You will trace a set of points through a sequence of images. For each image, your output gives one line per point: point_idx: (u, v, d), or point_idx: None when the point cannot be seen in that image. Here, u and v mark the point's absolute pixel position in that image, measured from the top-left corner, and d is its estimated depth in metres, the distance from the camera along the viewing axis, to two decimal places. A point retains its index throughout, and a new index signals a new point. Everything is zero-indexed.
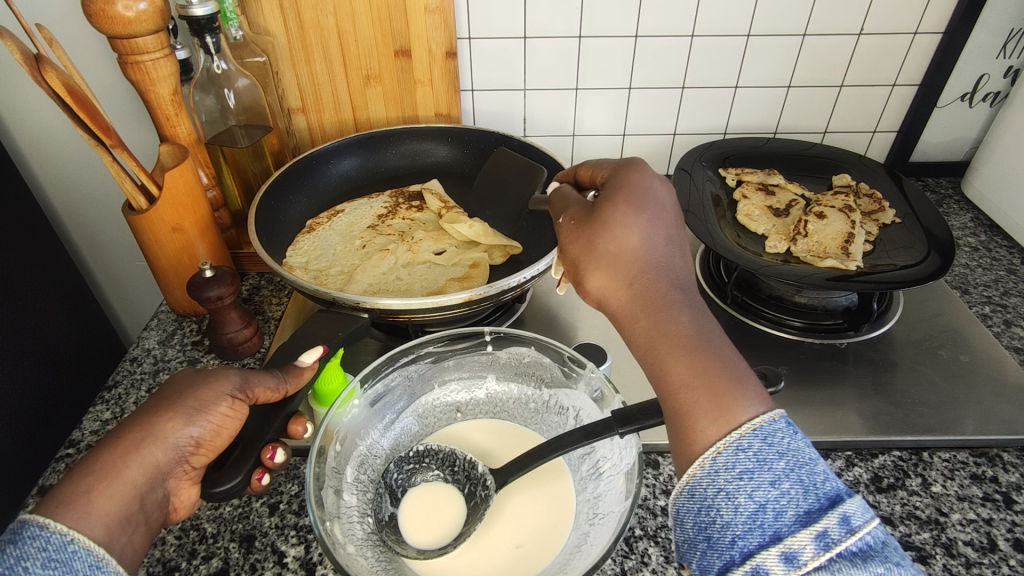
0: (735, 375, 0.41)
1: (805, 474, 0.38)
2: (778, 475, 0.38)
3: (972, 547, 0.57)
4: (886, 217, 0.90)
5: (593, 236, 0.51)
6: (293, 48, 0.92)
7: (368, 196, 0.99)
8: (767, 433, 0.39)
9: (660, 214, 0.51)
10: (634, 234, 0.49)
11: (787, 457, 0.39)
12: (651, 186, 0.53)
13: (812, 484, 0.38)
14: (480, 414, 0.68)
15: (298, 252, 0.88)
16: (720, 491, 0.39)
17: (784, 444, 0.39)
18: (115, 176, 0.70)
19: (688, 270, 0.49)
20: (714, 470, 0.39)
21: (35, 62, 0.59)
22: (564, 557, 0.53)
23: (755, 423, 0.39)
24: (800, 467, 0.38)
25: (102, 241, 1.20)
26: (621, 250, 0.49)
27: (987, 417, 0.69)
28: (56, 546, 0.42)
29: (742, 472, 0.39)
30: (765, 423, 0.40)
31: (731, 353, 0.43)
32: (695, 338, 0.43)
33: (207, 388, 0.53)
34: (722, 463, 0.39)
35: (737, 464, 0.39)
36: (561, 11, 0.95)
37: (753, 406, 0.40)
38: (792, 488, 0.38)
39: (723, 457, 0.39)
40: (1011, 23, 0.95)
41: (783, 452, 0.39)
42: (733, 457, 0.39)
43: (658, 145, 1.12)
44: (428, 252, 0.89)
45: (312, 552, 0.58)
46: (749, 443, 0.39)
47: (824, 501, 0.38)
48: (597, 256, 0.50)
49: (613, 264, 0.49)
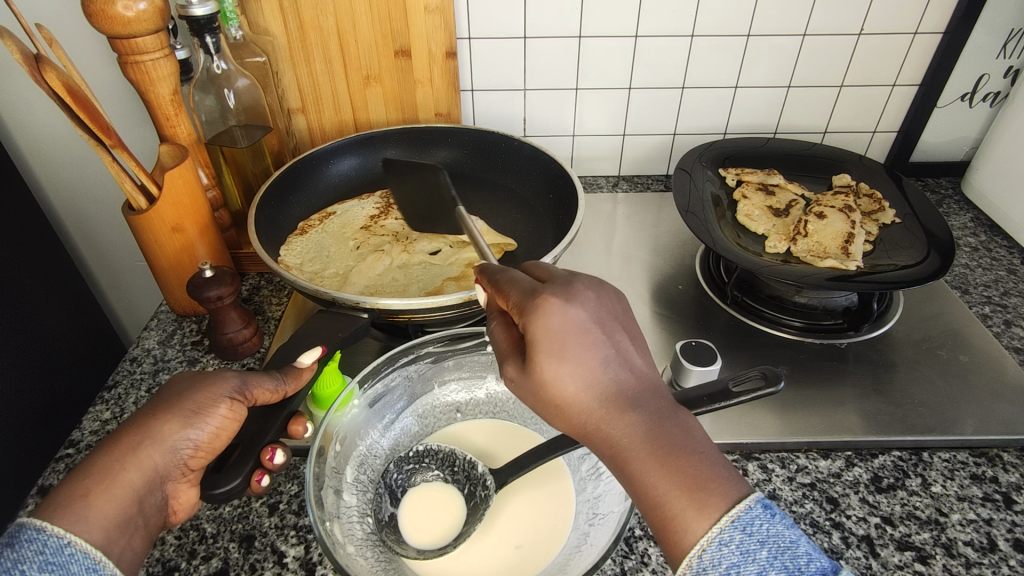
0: (707, 475, 0.40)
1: (788, 558, 0.38)
2: (763, 564, 0.38)
3: (972, 547, 0.57)
4: (886, 217, 0.90)
5: (535, 390, 0.46)
6: (293, 48, 0.92)
7: (359, 197, 0.99)
8: (746, 522, 0.38)
9: (581, 341, 0.45)
10: (570, 380, 0.44)
11: (769, 545, 0.38)
12: (554, 314, 0.45)
13: (798, 568, 0.38)
14: (480, 414, 0.68)
15: (292, 252, 0.88)
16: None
17: (764, 530, 0.38)
18: (115, 176, 0.70)
19: (639, 373, 0.46)
20: (702, 567, 0.38)
21: (35, 62, 0.59)
22: (564, 557, 0.53)
23: (732, 513, 0.38)
24: (783, 552, 0.38)
25: (102, 241, 1.20)
26: (564, 399, 0.45)
27: (988, 417, 0.69)
28: (52, 549, 0.42)
29: (728, 566, 0.38)
30: (742, 512, 0.39)
31: (693, 452, 0.41)
32: (653, 449, 0.41)
33: (205, 391, 0.53)
34: (707, 561, 0.38)
35: (722, 559, 0.38)
36: (561, 11, 0.95)
37: (727, 496, 0.39)
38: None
39: (708, 554, 0.38)
40: (1012, 23, 0.95)
41: (765, 540, 0.38)
42: (718, 553, 0.38)
43: (658, 145, 1.12)
44: (423, 253, 0.90)
45: (312, 552, 0.58)
46: (730, 536, 0.38)
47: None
48: (550, 409, 0.46)
49: (567, 410, 0.45)
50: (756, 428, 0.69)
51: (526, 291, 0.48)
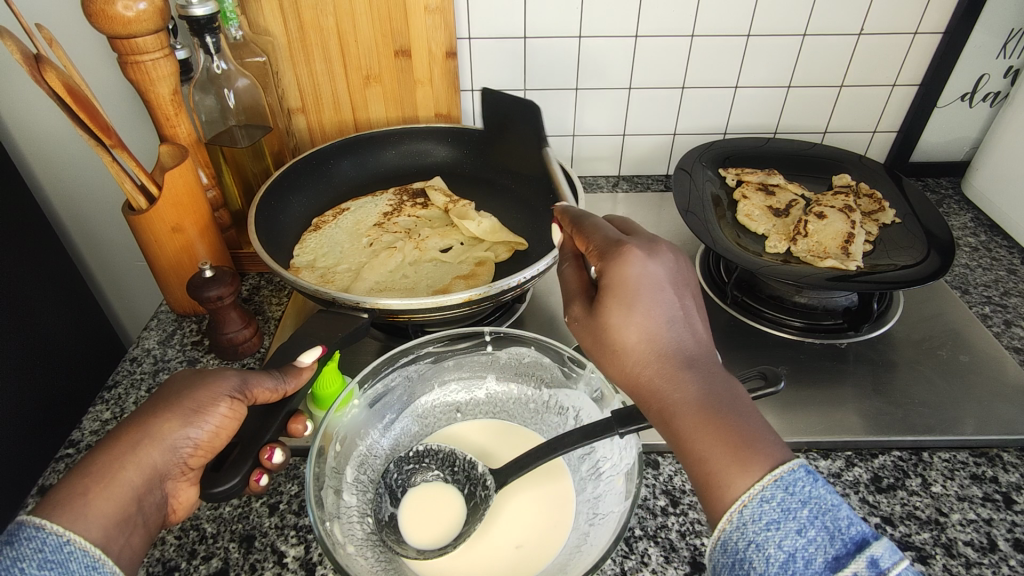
0: (754, 434, 0.41)
1: (829, 520, 0.38)
2: (803, 523, 0.38)
3: (972, 547, 0.57)
4: (886, 217, 0.90)
5: (599, 330, 0.49)
6: (293, 48, 0.92)
7: (373, 194, 1.00)
8: (788, 483, 0.39)
9: (654, 294, 0.48)
10: (637, 327, 0.48)
11: (810, 505, 0.38)
12: (635, 265, 0.49)
13: (837, 529, 0.38)
14: (480, 414, 0.68)
15: (304, 251, 0.89)
16: (750, 543, 0.39)
17: (806, 492, 0.39)
18: (115, 176, 0.70)
19: (699, 341, 0.48)
20: (742, 522, 0.39)
21: (35, 62, 0.59)
22: (564, 557, 0.53)
23: (775, 473, 0.39)
24: (823, 514, 0.38)
25: (103, 241, 1.20)
26: (627, 345, 0.48)
27: (988, 417, 0.69)
28: (52, 547, 0.42)
29: (769, 522, 0.38)
30: (786, 473, 0.39)
31: (743, 413, 0.42)
32: (705, 404, 0.43)
33: (205, 389, 0.53)
34: (749, 515, 0.39)
35: (763, 515, 0.39)
36: (561, 11, 0.95)
37: (773, 459, 0.40)
38: (819, 535, 0.38)
39: (750, 508, 0.39)
40: (1012, 23, 0.95)
41: (806, 501, 0.38)
42: (759, 509, 0.39)
43: (658, 145, 1.12)
44: (434, 250, 0.90)
45: (312, 552, 0.58)
46: (772, 493, 0.39)
47: (850, 546, 0.37)
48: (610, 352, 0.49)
49: (627, 356, 0.48)
50: None
51: (609, 242, 0.52)
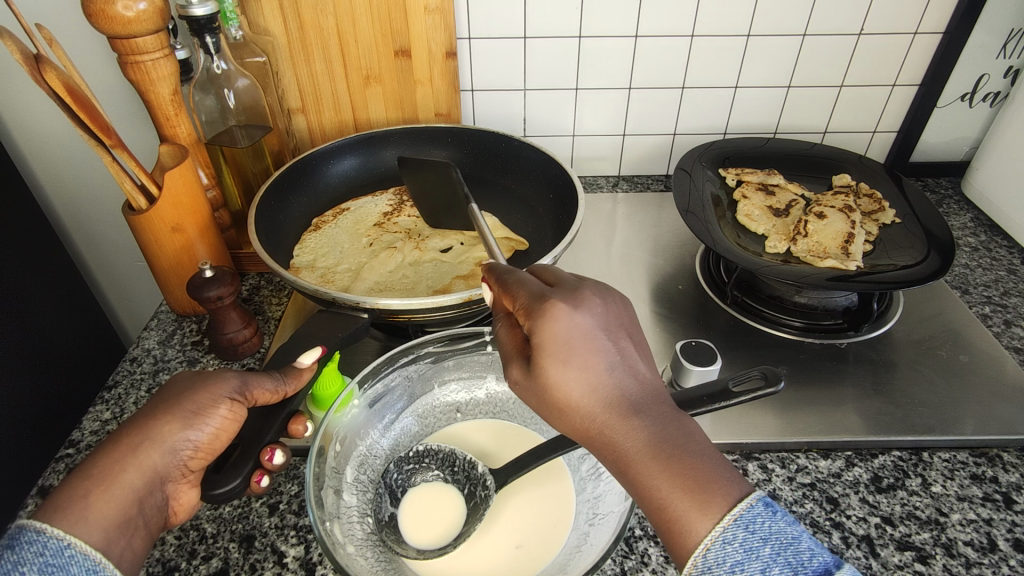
0: (710, 476, 0.41)
1: (791, 554, 0.38)
2: (766, 560, 0.38)
3: (972, 547, 0.57)
4: (886, 217, 0.90)
5: (540, 389, 0.47)
6: (292, 48, 0.92)
7: (373, 194, 1.01)
8: (748, 520, 0.39)
9: (588, 348, 0.47)
10: (575, 380, 0.46)
11: (772, 541, 0.38)
12: (563, 321, 0.47)
13: (800, 563, 0.38)
14: (480, 414, 0.68)
15: (304, 250, 0.89)
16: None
17: (766, 527, 0.39)
18: (115, 176, 0.70)
19: (643, 381, 0.47)
20: (707, 567, 0.39)
21: (35, 62, 0.59)
22: (564, 557, 0.53)
23: (734, 511, 0.39)
24: (786, 549, 0.38)
25: (102, 241, 1.20)
26: (570, 397, 0.46)
27: (987, 417, 0.69)
28: (52, 551, 0.42)
29: (733, 564, 0.38)
30: (744, 510, 0.39)
31: (694, 454, 0.42)
32: (656, 451, 0.42)
33: (205, 392, 0.53)
34: (712, 559, 0.39)
35: (726, 558, 0.38)
36: (562, 11, 0.95)
37: (731, 496, 0.40)
38: (782, 572, 0.38)
39: (713, 552, 0.39)
40: (1011, 23, 0.95)
41: (766, 537, 0.39)
42: (722, 552, 0.39)
43: (658, 145, 1.12)
44: (435, 250, 0.90)
45: (312, 552, 0.58)
46: (733, 534, 0.39)
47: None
48: (554, 407, 0.47)
49: (572, 408, 0.46)
50: (756, 429, 0.69)
51: (534, 296, 0.49)
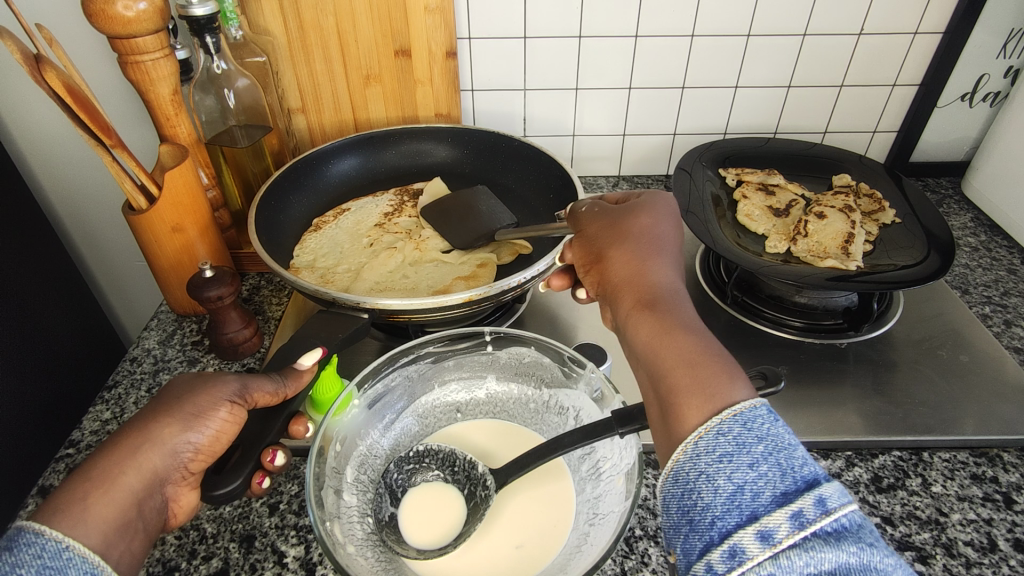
0: (720, 358, 0.43)
1: (782, 457, 0.38)
2: (756, 457, 0.38)
3: (972, 547, 0.57)
4: (886, 217, 0.90)
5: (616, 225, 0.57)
6: (293, 48, 0.92)
7: (374, 195, 1.00)
8: (747, 419, 0.39)
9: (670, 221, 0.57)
10: (650, 226, 0.56)
11: (765, 441, 0.38)
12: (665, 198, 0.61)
13: (790, 467, 0.37)
14: (480, 414, 0.68)
15: (304, 251, 0.89)
16: (701, 474, 0.38)
17: (763, 429, 0.39)
18: (115, 176, 0.70)
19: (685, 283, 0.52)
20: (696, 454, 0.39)
21: (34, 62, 0.59)
22: (564, 557, 0.53)
23: (735, 409, 0.39)
24: (778, 452, 0.38)
25: (103, 241, 1.20)
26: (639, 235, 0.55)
27: (987, 417, 0.69)
28: (51, 553, 0.42)
29: (722, 455, 0.38)
30: (745, 409, 0.39)
31: (705, 333, 0.45)
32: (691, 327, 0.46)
33: (205, 394, 0.52)
34: (703, 447, 0.39)
35: (717, 448, 0.38)
36: (561, 11, 0.95)
37: (735, 390, 0.40)
38: (770, 471, 0.37)
39: (705, 441, 0.39)
40: (1012, 23, 0.95)
41: (762, 436, 0.38)
42: (713, 441, 0.39)
43: (658, 145, 1.12)
44: (435, 250, 0.90)
45: (312, 552, 0.58)
46: (729, 428, 0.39)
47: (801, 483, 0.37)
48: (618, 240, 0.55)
49: (632, 246, 0.54)
50: None
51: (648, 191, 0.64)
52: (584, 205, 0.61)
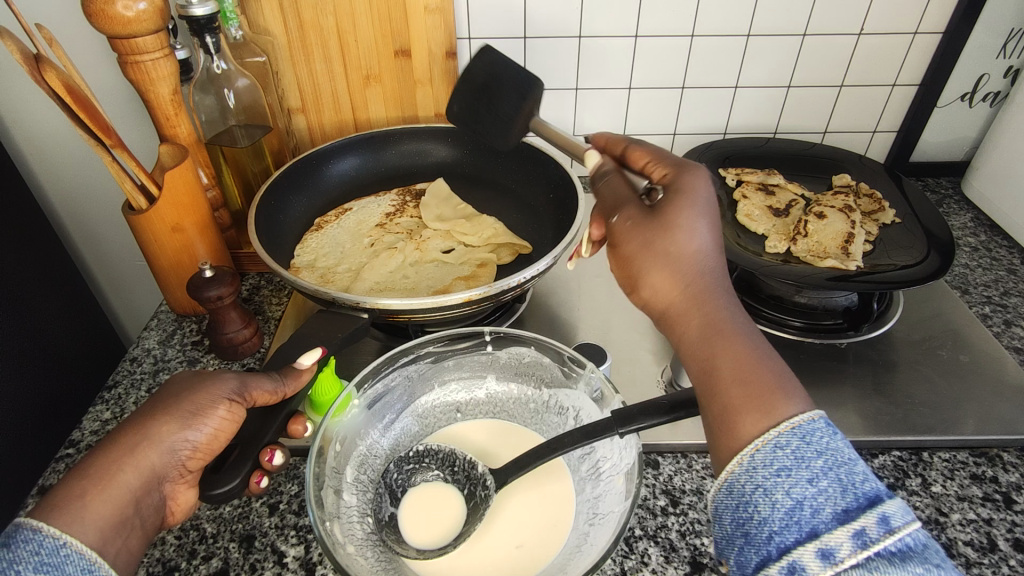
0: (777, 375, 0.41)
1: (843, 473, 0.38)
2: (815, 472, 0.38)
3: (972, 547, 0.57)
4: (886, 217, 0.90)
5: (650, 238, 0.47)
6: (293, 48, 0.92)
7: (376, 195, 1.00)
8: (806, 432, 0.39)
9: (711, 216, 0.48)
10: (691, 236, 0.47)
11: (825, 456, 0.38)
12: (700, 179, 0.51)
13: (851, 484, 0.37)
14: (480, 414, 0.68)
15: (306, 250, 0.89)
16: (758, 487, 0.38)
17: (823, 442, 0.38)
18: (115, 176, 0.70)
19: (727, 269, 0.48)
20: (752, 467, 0.39)
21: (35, 62, 0.59)
22: (564, 557, 0.53)
23: (793, 421, 0.39)
24: (838, 467, 0.38)
25: (103, 241, 1.20)
26: (682, 252, 0.46)
27: (987, 417, 0.69)
28: (48, 550, 0.42)
29: (780, 469, 0.38)
30: (804, 422, 0.39)
31: (765, 349, 0.42)
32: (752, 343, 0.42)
33: (204, 392, 0.53)
34: (760, 460, 0.38)
35: (775, 461, 0.38)
36: (561, 11, 0.95)
37: (790, 406, 0.40)
38: (830, 487, 0.37)
39: (762, 454, 0.38)
40: (1012, 23, 0.95)
41: (822, 451, 0.38)
42: (772, 455, 0.38)
43: (658, 145, 1.12)
44: (436, 251, 0.90)
45: (312, 552, 0.58)
46: (787, 441, 0.38)
47: (863, 500, 0.37)
48: (655, 258, 0.47)
49: (675, 266, 0.46)
50: None
51: (676, 161, 0.54)
52: (617, 213, 0.50)
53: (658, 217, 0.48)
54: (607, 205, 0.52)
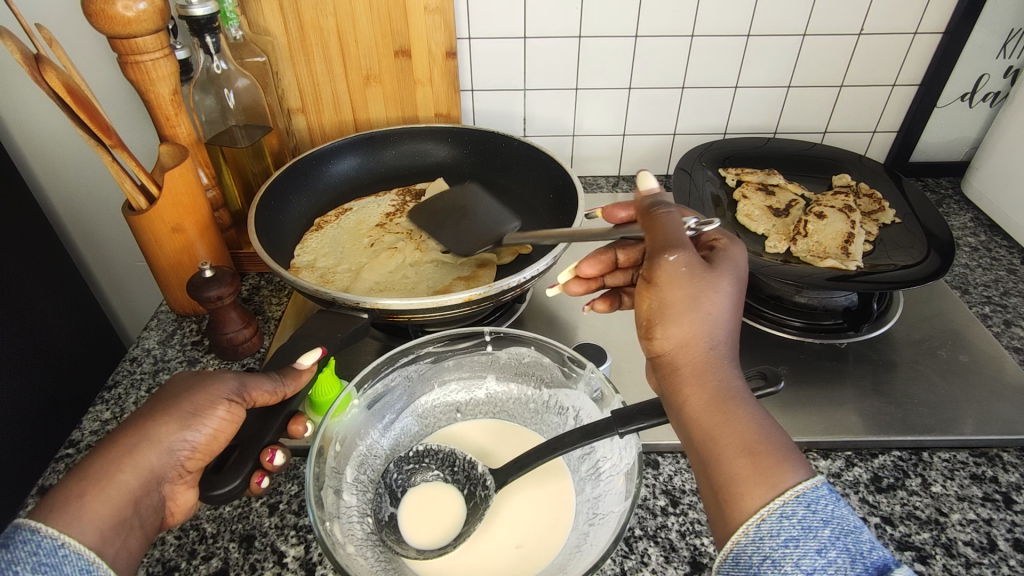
0: (778, 445, 0.41)
1: (850, 541, 0.39)
2: (824, 543, 0.38)
3: (972, 547, 0.57)
4: (886, 217, 0.90)
5: (698, 292, 0.47)
6: (292, 48, 0.92)
7: (376, 195, 1.00)
8: (811, 499, 0.39)
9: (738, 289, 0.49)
10: (720, 303, 0.47)
11: (831, 525, 0.39)
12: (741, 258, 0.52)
13: (858, 553, 0.38)
14: (480, 414, 0.68)
15: (306, 250, 0.89)
16: (766, 558, 0.38)
17: (828, 511, 0.39)
18: (115, 176, 0.70)
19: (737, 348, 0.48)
20: (759, 537, 0.39)
21: (34, 62, 0.59)
22: (563, 557, 0.53)
23: (797, 489, 0.39)
24: (845, 535, 0.39)
25: (103, 241, 1.20)
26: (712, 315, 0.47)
27: (987, 417, 0.69)
28: (46, 550, 0.42)
29: (789, 540, 0.38)
30: (808, 489, 0.39)
31: (766, 422, 0.42)
32: (754, 413, 0.43)
33: (203, 392, 0.52)
34: (766, 530, 0.39)
35: (782, 531, 0.38)
36: (561, 11, 0.95)
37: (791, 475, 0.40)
38: (839, 557, 0.38)
39: (768, 523, 0.39)
40: (1012, 23, 0.95)
41: (828, 520, 0.39)
42: (778, 525, 0.38)
43: (658, 145, 1.12)
44: (436, 251, 0.90)
45: (312, 552, 0.58)
46: (793, 509, 0.39)
47: (872, 570, 0.38)
48: (691, 314, 0.46)
49: (698, 329, 0.46)
50: None
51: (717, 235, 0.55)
52: (677, 254, 0.47)
53: (705, 274, 0.47)
54: (663, 241, 0.49)
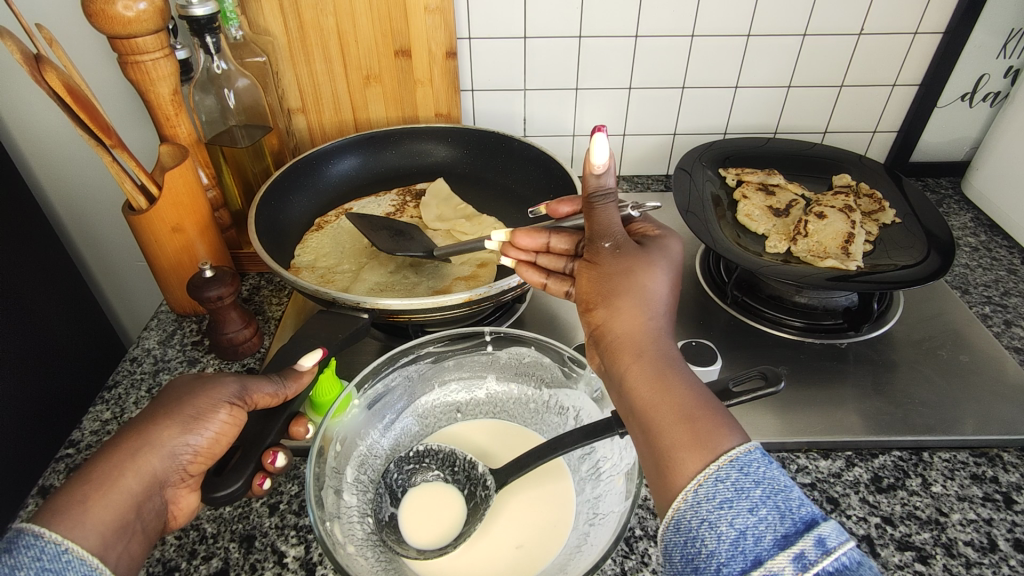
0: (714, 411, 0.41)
1: (781, 499, 0.37)
2: (755, 502, 0.37)
3: (972, 547, 0.57)
4: (886, 217, 0.90)
5: (629, 271, 0.50)
6: (292, 48, 0.92)
7: (376, 195, 1.00)
8: (743, 463, 0.38)
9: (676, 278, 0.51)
10: (655, 282, 0.49)
11: (763, 485, 0.37)
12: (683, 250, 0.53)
13: (789, 510, 0.37)
14: (480, 414, 0.68)
15: (306, 250, 0.89)
16: (703, 521, 0.38)
17: (759, 471, 0.38)
18: (115, 176, 0.70)
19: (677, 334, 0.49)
20: (696, 501, 0.38)
21: (35, 62, 0.59)
22: (564, 557, 0.53)
23: (730, 453, 0.39)
24: (776, 494, 0.37)
25: (102, 241, 1.20)
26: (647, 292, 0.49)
27: (987, 417, 0.69)
28: (50, 555, 0.42)
29: (722, 501, 0.37)
30: (742, 453, 0.39)
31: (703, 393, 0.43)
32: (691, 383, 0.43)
33: (205, 396, 0.53)
34: (703, 495, 0.38)
35: (717, 494, 0.38)
36: (561, 11, 0.95)
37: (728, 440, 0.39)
38: (770, 514, 0.37)
39: (705, 488, 0.38)
40: (1012, 23, 0.95)
41: (759, 480, 0.38)
42: (713, 488, 0.38)
43: (659, 145, 1.12)
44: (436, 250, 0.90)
45: (313, 552, 0.58)
46: (726, 474, 0.38)
47: (800, 524, 0.36)
48: (626, 290, 0.49)
49: (635, 304, 0.48)
50: (756, 429, 0.68)
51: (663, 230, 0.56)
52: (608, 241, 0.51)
53: (635, 255, 0.51)
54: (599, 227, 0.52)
